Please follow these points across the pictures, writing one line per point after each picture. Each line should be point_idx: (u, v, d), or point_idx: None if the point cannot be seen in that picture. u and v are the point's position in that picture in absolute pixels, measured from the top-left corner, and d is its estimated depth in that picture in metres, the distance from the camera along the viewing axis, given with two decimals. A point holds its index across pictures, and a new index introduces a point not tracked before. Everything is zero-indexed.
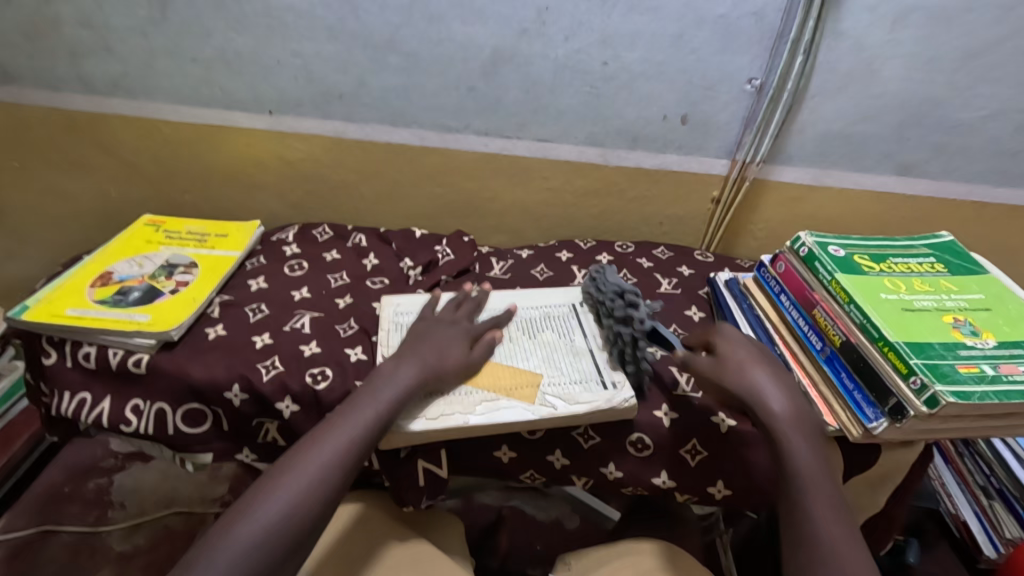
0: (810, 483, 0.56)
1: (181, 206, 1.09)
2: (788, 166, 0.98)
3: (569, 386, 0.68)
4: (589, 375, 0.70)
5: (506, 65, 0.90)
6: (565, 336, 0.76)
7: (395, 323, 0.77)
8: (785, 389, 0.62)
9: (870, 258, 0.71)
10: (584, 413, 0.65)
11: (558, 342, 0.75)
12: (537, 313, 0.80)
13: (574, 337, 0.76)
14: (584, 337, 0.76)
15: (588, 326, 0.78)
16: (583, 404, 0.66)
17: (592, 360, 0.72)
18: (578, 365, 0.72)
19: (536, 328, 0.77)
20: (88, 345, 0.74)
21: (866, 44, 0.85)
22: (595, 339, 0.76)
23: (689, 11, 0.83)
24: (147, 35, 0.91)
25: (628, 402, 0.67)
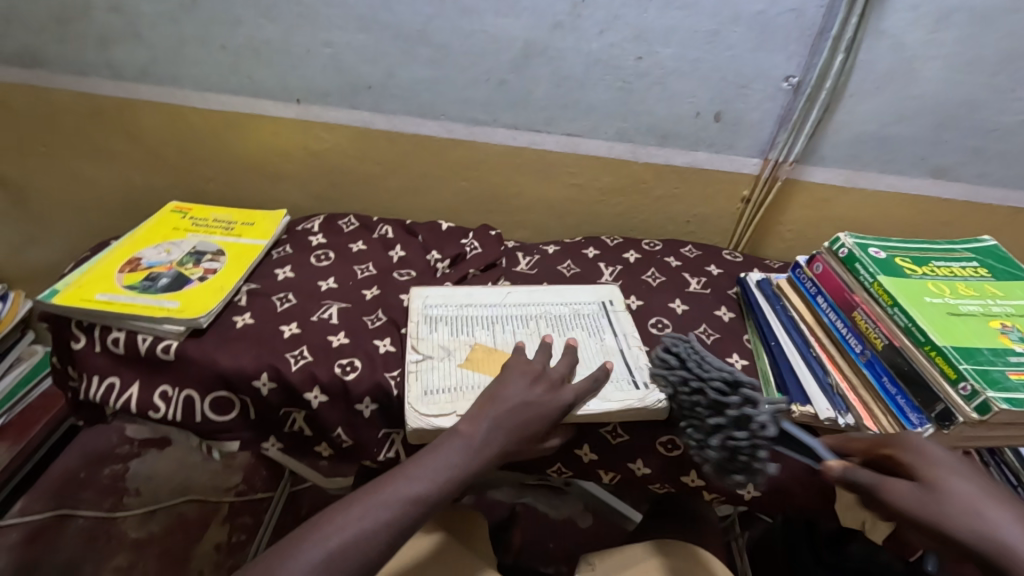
0: None
1: (204, 194, 1.08)
2: (819, 167, 0.97)
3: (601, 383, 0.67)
4: (620, 374, 0.68)
5: (538, 58, 0.89)
6: (597, 334, 0.75)
7: (425, 316, 0.77)
8: None
9: (912, 260, 0.69)
10: (615, 409, 0.64)
11: (589, 338, 0.74)
12: (566, 309, 0.79)
13: (605, 336, 0.74)
14: (614, 336, 0.75)
15: (619, 324, 0.77)
16: (614, 402, 0.64)
17: (623, 359, 0.71)
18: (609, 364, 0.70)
19: (566, 324, 0.76)
20: (117, 330, 0.74)
21: (906, 45, 0.83)
22: (626, 339, 0.74)
23: (726, 7, 0.82)
24: (177, 21, 0.90)
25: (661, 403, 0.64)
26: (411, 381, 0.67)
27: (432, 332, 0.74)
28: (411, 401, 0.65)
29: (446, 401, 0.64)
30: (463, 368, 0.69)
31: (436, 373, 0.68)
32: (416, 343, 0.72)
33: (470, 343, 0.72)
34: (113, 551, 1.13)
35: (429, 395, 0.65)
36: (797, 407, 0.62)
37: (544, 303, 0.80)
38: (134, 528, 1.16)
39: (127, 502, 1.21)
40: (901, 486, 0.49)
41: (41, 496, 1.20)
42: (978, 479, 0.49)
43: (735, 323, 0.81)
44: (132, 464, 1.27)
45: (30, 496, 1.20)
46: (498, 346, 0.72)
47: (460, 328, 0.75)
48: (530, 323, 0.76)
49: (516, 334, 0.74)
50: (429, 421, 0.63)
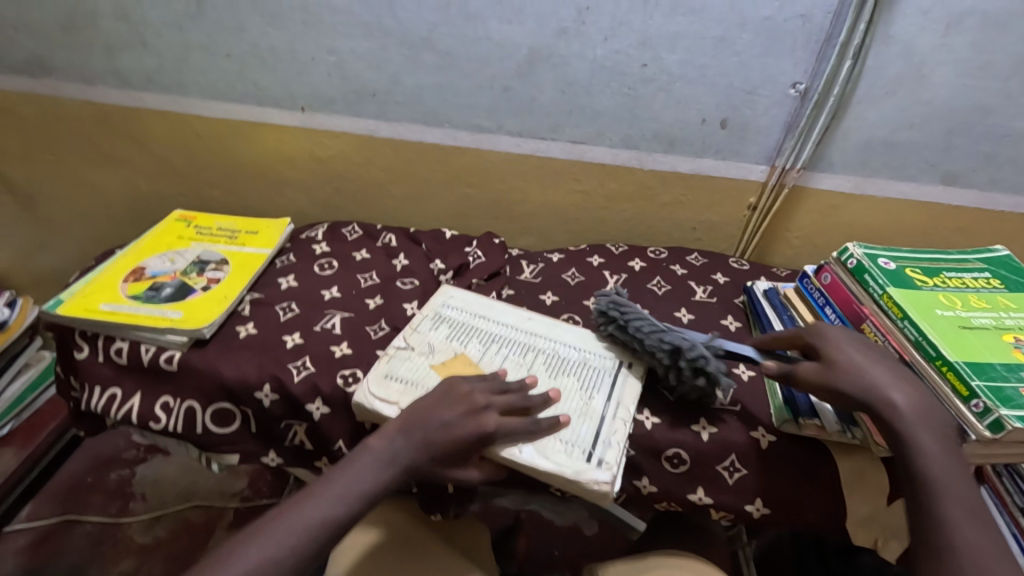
0: (943, 490, 0.50)
1: (210, 201, 1.09)
2: (828, 174, 0.95)
3: (552, 437, 0.62)
4: (580, 439, 0.62)
5: (542, 64, 0.88)
6: (586, 391, 0.67)
7: (437, 314, 0.77)
8: (909, 385, 0.56)
9: (922, 271, 0.68)
10: (543, 471, 0.59)
11: (577, 392, 0.67)
12: (575, 354, 0.72)
13: (595, 394, 0.67)
14: (605, 400, 0.67)
15: (620, 388, 0.68)
16: (549, 462, 0.59)
17: (597, 425, 0.64)
18: (578, 424, 0.64)
19: (563, 369, 0.70)
20: (121, 340, 0.74)
21: (917, 50, 0.82)
22: (617, 408, 0.66)
23: (733, 12, 0.81)
24: (182, 29, 0.90)
25: (599, 487, 0.59)
26: (381, 362, 0.70)
27: (430, 329, 0.75)
28: (368, 382, 0.67)
29: (399, 390, 0.66)
30: (434, 368, 0.69)
31: (406, 364, 0.69)
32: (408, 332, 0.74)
33: (458, 350, 0.71)
34: (118, 556, 1.13)
35: (386, 381, 0.67)
36: (804, 420, 0.66)
37: (559, 340, 0.74)
38: (140, 534, 1.17)
39: (131, 508, 1.21)
40: (807, 366, 0.60)
41: (49, 501, 1.21)
42: (871, 348, 0.60)
43: (741, 332, 0.81)
44: (138, 469, 1.27)
45: (37, 502, 1.21)
46: (481, 362, 0.70)
47: (458, 334, 0.74)
48: (528, 354, 0.72)
49: (506, 361, 0.70)
50: (371, 404, 0.65)
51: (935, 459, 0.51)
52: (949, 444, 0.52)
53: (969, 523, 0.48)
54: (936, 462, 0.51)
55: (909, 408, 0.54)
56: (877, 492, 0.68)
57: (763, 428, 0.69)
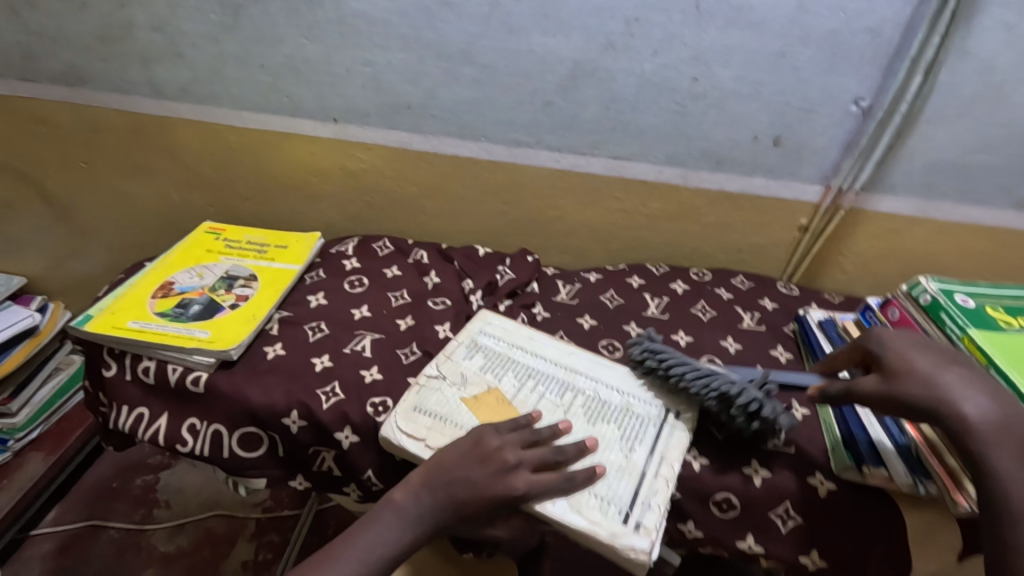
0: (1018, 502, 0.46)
1: (240, 213, 1.07)
2: (888, 196, 0.89)
3: (587, 492, 0.57)
4: (618, 497, 0.57)
5: (586, 79, 0.84)
6: (628, 440, 0.63)
7: (472, 341, 0.73)
8: (996, 403, 0.51)
9: (1005, 311, 0.62)
10: (575, 529, 0.55)
11: (617, 443, 0.62)
12: (619, 399, 0.68)
13: (635, 447, 0.62)
14: (648, 455, 0.62)
15: (665, 442, 0.63)
16: (584, 520, 0.55)
17: (637, 483, 0.59)
18: (614, 480, 0.59)
19: (604, 416, 0.65)
20: (148, 359, 0.72)
21: (996, 67, 0.76)
22: (660, 465, 0.61)
23: (794, 26, 0.76)
24: (217, 40, 0.89)
25: (636, 555, 0.54)
26: (412, 392, 0.66)
27: (464, 358, 0.71)
28: (396, 414, 0.64)
29: (429, 425, 0.63)
30: (465, 405, 0.65)
31: (438, 396, 0.66)
32: (442, 358, 0.70)
33: (491, 383, 0.68)
34: (140, 566, 1.11)
35: (415, 413, 0.64)
36: (868, 470, 0.61)
37: (602, 382, 0.70)
38: (163, 542, 1.15)
39: (156, 515, 1.20)
40: (868, 381, 0.57)
41: (74, 505, 1.21)
42: (937, 350, 0.56)
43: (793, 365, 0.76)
44: (162, 476, 1.27)
45: (65, 505, 1.21)
46: (514, 401, 0.66)
47: (492, 365, 0.70)
48: (566, 395, 0.67)
49: (541, 399, 0.66)
50: (398, 439, 0.61)
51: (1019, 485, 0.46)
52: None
53: None
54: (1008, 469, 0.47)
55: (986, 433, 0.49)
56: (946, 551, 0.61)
57: (822, 474, 0.64)
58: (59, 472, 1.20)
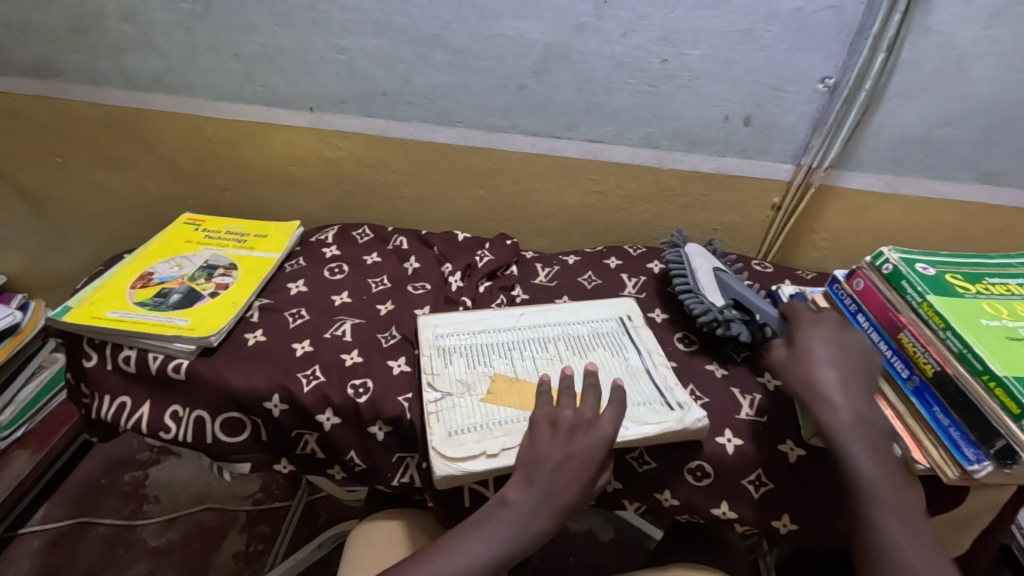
0: (872, 493, 0.50)
1: (219, 204, 1.07)
2: (857, 172, 0.91)
3: (633, 405, 0.65)
4: (650, 396, 0.67)
5: (559, 61, 0.85)
6: (615, 355, 0.72)
7: (437, 349, 0.72)
8: (858, 394, 0.55)
9: (963, 277, 0.64)
10: (653, 435, 0.62)
11: (612, 359, 0.72)
12: (584, 328, 0.77)
13: (627, 354, 0.73)
14: (638, 355, 0.73)
15: (640, 341, 0.74)
16: (653, 427, 0.63)
17: (650, 379, 0.69)
18: (636, 385, 0.68)
19: (585, 346, 0.73)
20: (128, 348, 0.73)
21: (956, 42, 0.78)
22: (651, 357, 0.72)
23: (760, 5, 0.77)
24: (189, 29, 0.89)
25: (700, 423, 0.64)
26: (433, 422, 0.63)
27: (446, 367, 0.70)
28: (437, 444, 0.61)
29: (475, 440, 0.61)
30: (487, 403, 0.65)
31: (457, 411, 0.64)
32: (430, 379, 0.68)
33: (489, 373, 0.69)
34: (132, 560, 1.12)
35: (454, 437, 0.62)
36: None
37: (561, 322, 0.77)
38: (153, 536, 1.16)
39: (145, 510, 1.20)
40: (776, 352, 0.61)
41: (63, 501, 1.21)
42: (842, 341, 0.59)
43: None
44: (151, 471, 1.27)
45: (53, 502, 1.21)
46: (519, 375, 0.69)
47: (476, 358, 0.71)
48: (549, 347, 0.73)
49: (536, 360, 0.71)
50: (464, 465, 0.59)
51: (867, 464, 0.51)
52: (881, 448, 0.52)
53: (896, 526, 0.49)
54: (864, 465, 0.51)
55: (850, 419, 0.53)
56: None
57: (792, 441, 0.66)
58: (46, 470, 1.20)
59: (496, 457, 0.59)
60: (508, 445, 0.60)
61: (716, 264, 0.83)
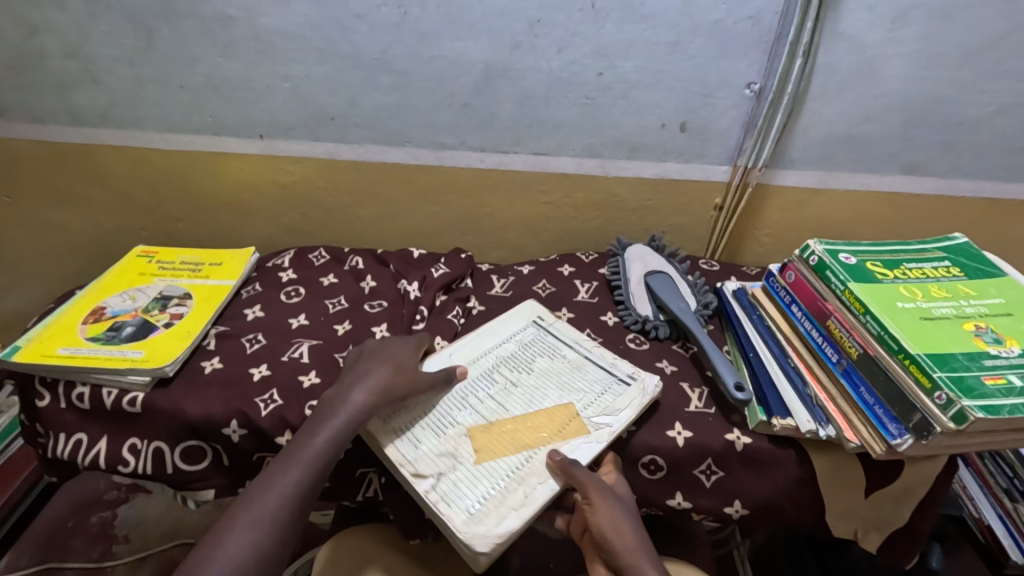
0: None
1: (175, 234, 1.07)
2: (790, 170, 0.96)
3: (599, 397, 0.69)
4: (605, 378, 0.72)
5: (499, 79, 0.88)
6: (554, 357, 0.75)
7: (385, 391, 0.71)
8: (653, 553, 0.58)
9: (883, 264, 0.69)
10: (633, 417, 0.67)
11: (551, 363, 0.74)
12: (513, 345, 0.77)
13: (562, 352, 0.76)
14: (570, 347, 0.77)
15: (563, 335, 0.79)
16: (628, 410, 0.67)
17: (595, 365, 0.74)
18: (587, 374, 0.72)
19: (524, 361, 0.75)
20: (82, 384, 0.72)
21: (866, 45, 0.83)
22: (581, 345, 0.77)
23: (683, 18, 0.82)
24: (133, 63, 0.89)
25: (657, 385, 0.70)
26: (445, 509, 0.60)
27: (417, 448, 0.65)
28: (467, 532, 0.58)
29: (497, 505, 0.60)
30: (482, 465, 0.63)
31: (461, 486, 0.62)
32: (411, 469, 0.63)
33: (461, 433, 0.66)
34: None
35: (475, 512, 0.59)
36: (778, 420, 0.64)
37: (490, 348, 0.77)
38: None
39: (115, 551, 1.06)
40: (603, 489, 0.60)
41: (27, 549, 1.05)
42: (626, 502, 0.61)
43: (714, 334, 0.81)
44: (121, 510, 1.11)
45: (16, 550, 1.05)
46: (491, 420, 0.67)
47: (431, 422, 0.67)
48: (496, 377, 0.73)
49: (493, 397, 0.70)
50: (504, 534, 0.58)
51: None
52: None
53: None
54: None
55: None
56: (853, 489, 0.67)
57: (738, 429, 0.68)
58: (22, 500, 1.09)
59: (526, 510, 0.59)
60: (530, 490, 0.61)
61: (651, 267, 0.89)
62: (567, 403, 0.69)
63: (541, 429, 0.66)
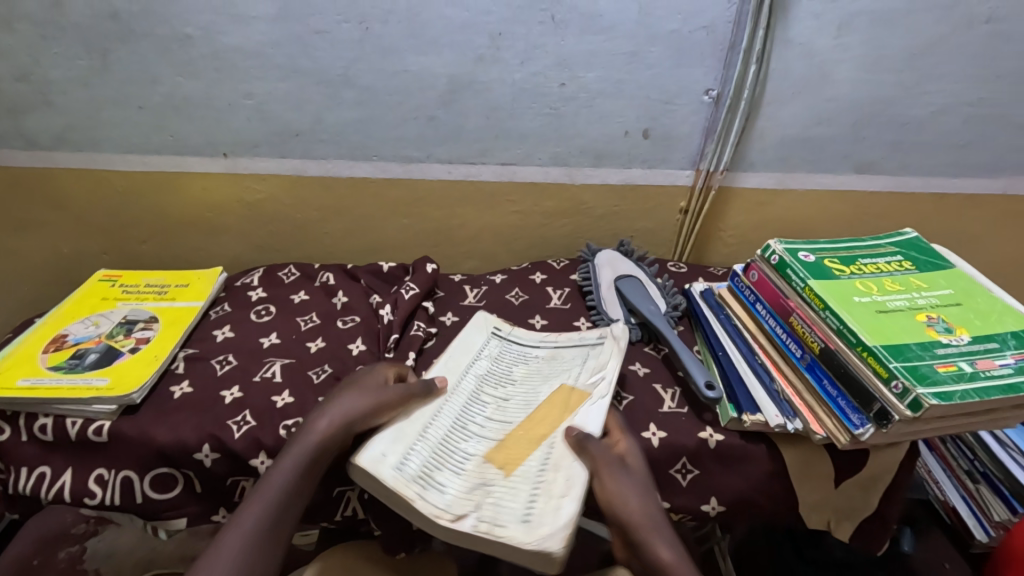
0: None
1: (138, 256, 1.04)
2: (751, 172, 0.99)
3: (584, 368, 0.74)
4: (579, 353, 0.77)
5: (464, 92, 0.89)
6: (527, 361, 0.77)
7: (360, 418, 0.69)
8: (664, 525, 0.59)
9: (840, 261, 0.72)
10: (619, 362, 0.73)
11: (524, 367, 0.76)
12: (486, 363, 0.77)
13: (530, 352, 0.79)
14: (534, 346, 0.80)
15: (522, 337, 0.81)
16: (612, 366, 0.73)
17: (564, 348, 0.78)
18: (563, 359, 0.76)
19: (503, 375, 0.75)
20: (44, 416, 0.70)
21: (816, 51, 0.87)
22: (542, 339, 0.80)
23: (641, 28, 0.84)
24: (89, 85, 0.88)
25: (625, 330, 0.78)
26: (501, 530, 0.55)
27: (444, 493, 0.59)
28: (536, 538, 0.54)
29: (546, 500, 0.58)
30: (514, 475, 0.61)
31: (504, 502, 0.58)
32: (450, 515, 0.56)
33: (479, 463, 0.63)
34: None
35: (529, 517, 0.56)
36: (748, 415, 0.66)
37: (466, 370, 0.75)
38: None
39: None
40: (610, 470, 0.60)
41: None
42: (639, 478, 0.61)
43: (685, 335, 0.83)
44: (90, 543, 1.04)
45: None
46: (500, 437, 0.66)
47: (442, 460, 0.63)
48: (485, 399, 0.72)
49: (491, 419, 0.69)
50: (569, 522, 0.55)
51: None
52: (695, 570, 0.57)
53: None
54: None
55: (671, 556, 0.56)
56: (823, 480, 0.69)
57: (710, 428, 0.69)
58: None
59: (574, 492, 0.58)
60: (567, 473, 0.60)
61: (620, 271, 0.91)
62: (557, 387, 0.72)
63: (548, 420, 0.67)
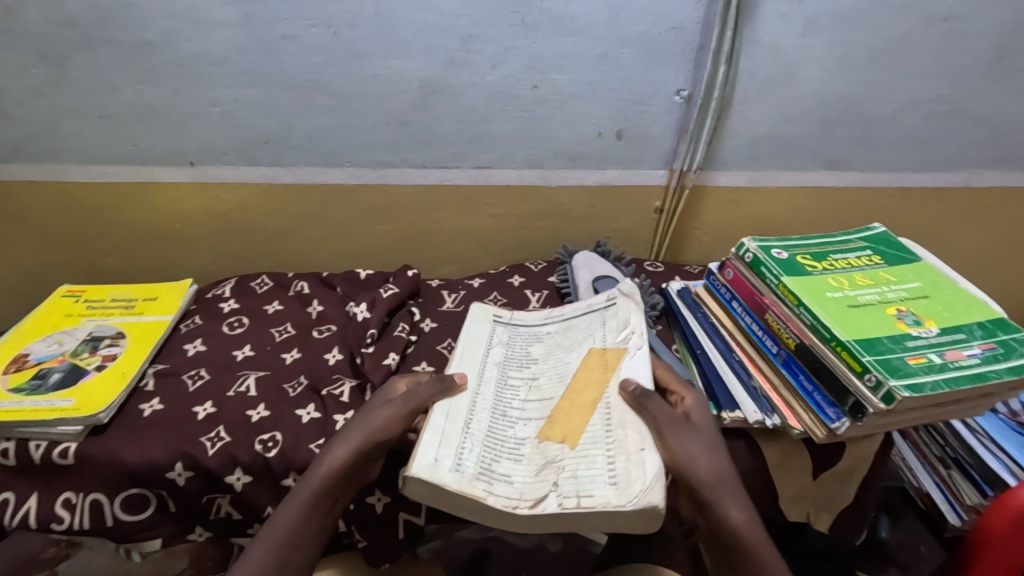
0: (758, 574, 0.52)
1: (104, 270, 1.01)
2: (723, 171, 1.00)
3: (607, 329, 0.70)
4: (592, 316, 0.73)
5: (436, 96, 0.88)
6: (542, 339, 0.73)
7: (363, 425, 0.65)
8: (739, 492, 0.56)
9: (811, 257, 0.73)
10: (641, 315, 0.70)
11: (539, 346, 0.72)
12: (501, 351, 0.72)
13: (541, 330, 0.74)
14: (543, 322, 0.75)
15: (527, 319, 0.76)
16: (637, 321, 0.70)
17: (573, 317, 0.74)
18: (579, 326, 0.72)
19: (523, 359, 0.70)
20: (5, 439, 0.67)
21: (782, 50, 0.88)
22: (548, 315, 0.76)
23: (611, 30, 0.84)
24: (45, 94, 0.85)
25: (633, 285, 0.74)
26: (590, 499, 0.52)
27: (512, 482, 0.55)
28: (632, 498, 0.52)
29: (625, 460, 0.55)
30: (581, 444, 0.58)
31: (581, 472, 0.55)
32: (527, 503, 0.53)
33: (538, 444, 0.59)
34: None
35: (615, 477, 0.54)
36: (728, 413, 0.66)
37: (483, 362, 0.70)
38: None
39: None
40: (678, 430, 0.57)
41: None
42: (705, 437, 0.58)
43: (663, 334, 0.83)
44: None
45: None
46: (552, 412, 0.62)
47: (494, 451, 0.59)
48: (513, 385, 0.67)
49: (531, 402, 0.64)
50: (659, 476, 0.53)
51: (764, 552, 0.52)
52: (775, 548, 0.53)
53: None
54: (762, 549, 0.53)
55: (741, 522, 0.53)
56: (802, 473, 0.70)
57: None
58: None
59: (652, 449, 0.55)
60: (636, 429, 0.58)
61: (598, 272, 0.91)
62: (586, 353, 0.68)
63: (596, 383, 0.64)
